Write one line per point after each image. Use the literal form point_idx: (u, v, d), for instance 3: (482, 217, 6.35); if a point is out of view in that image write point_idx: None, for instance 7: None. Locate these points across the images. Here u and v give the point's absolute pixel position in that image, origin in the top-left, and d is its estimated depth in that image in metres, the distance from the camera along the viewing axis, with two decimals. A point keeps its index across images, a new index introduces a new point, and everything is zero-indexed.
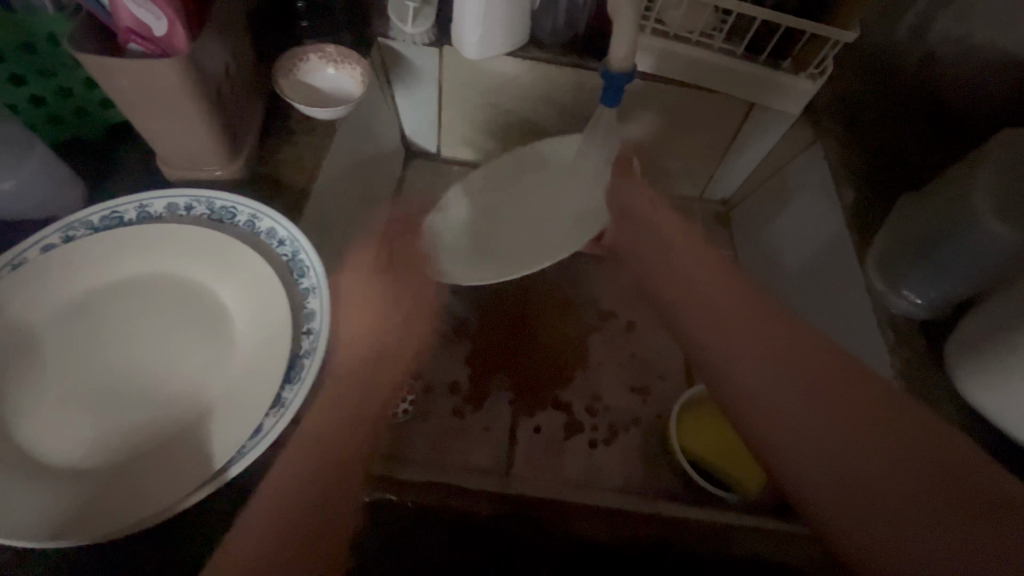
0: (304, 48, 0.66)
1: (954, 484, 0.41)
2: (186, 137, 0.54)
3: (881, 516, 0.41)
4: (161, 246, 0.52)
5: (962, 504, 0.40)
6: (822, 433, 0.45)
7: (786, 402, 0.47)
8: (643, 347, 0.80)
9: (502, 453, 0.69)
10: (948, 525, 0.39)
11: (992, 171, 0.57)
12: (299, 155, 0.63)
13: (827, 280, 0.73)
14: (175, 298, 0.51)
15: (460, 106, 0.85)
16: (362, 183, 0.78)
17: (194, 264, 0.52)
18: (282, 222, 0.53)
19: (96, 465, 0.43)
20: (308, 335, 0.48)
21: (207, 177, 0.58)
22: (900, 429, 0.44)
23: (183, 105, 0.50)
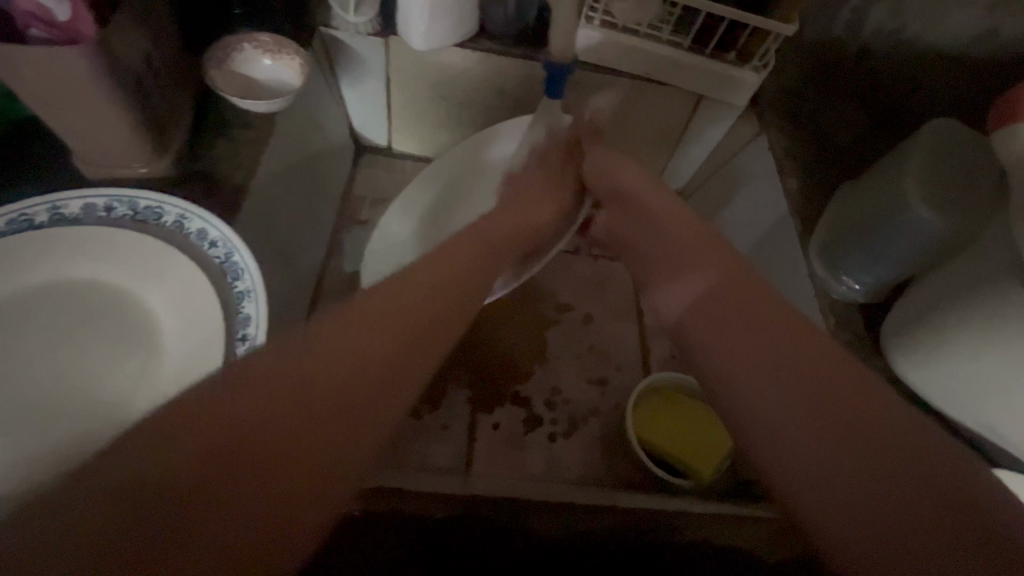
0: (237, 37, 0.62)
1: (945, 483, 0.36)
2: (103, 131, 0.50)
3: (860, 513, 0.37)
4: (80, 253, 0.49)
5: (953, 506, 0.35)
6: (801, 424, 0.42)
7: (764, 391, 0.45)
8: (601, 339, 0.80)
9: (461, 451, 0.68)
10: (937, 528, 0.35)
11: (922, 159, 0.60)
12: (235, 150, 0.60)
13: (776, 266, 0.75)
14: (98, 308, 0.48)
15: (411, 99, 0.83)
16: (309, 179, 0.75)
17: (117, 270, 0.49)
18: (213, 221, 0.49)
19: (15, 491, 0.41)
20: (243, 342, 0.45)
21: (133, 175, 0.54)
22: (887, 423, 0.40)
23: (97, 98, 0.46)
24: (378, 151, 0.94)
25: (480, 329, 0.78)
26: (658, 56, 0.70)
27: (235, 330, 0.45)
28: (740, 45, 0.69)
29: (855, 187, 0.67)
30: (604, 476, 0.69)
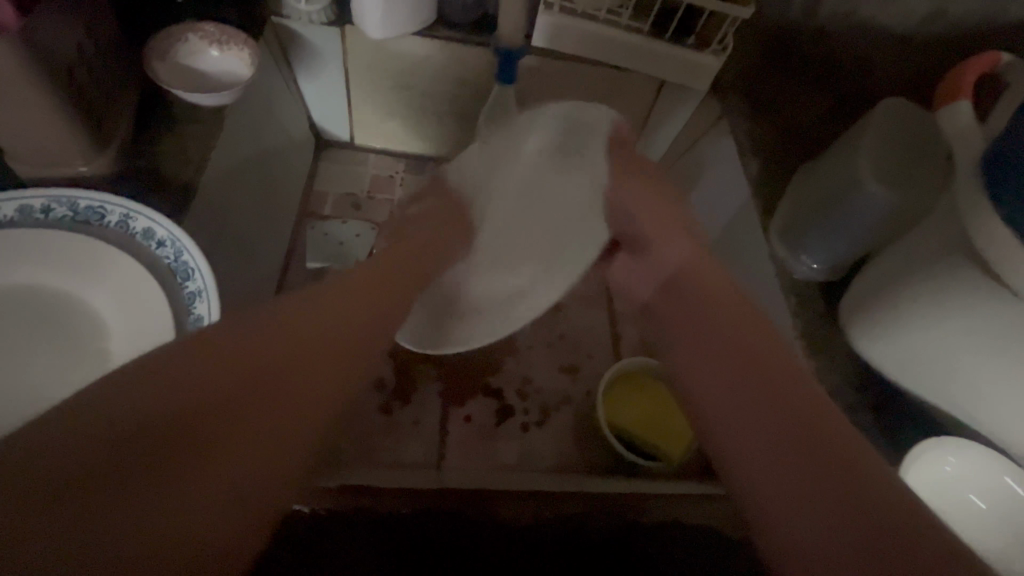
0: (182, 28, 0.60)
1: (866, 508, 0.37)
2: (37, 129, 0.47)
3: (779, 513, 0.40)
4: (18, 257, 0.46)
5: (871, 527, 0.36)
6: (752, 433, 0.46)
7: (733, 404, 0.49)
8: (572, 327, 0.80)
9: (433, 444, 0.68)
10: (842, 535, 0.37)
11: (874, 137, 0.61)
12: (184, 146, 0.57)
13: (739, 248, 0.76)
14: (37, 313, 0.46)
15: (370, 90, 0.81)
16: (267, 175, 0.73)
17: (58, 274, 0.47)
18: (158, 220, 0.47)
19: None
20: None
21: (72, 174, 0.52)
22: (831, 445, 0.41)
23: (25, 92, 0.44)
24: (341, 145, 0.91)
25: None
26: (618, 41, 0.70)
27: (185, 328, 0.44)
28: (698, 30, 0.69)
29: (812, 168, 0.68)
30: (577, 463, 0.69)
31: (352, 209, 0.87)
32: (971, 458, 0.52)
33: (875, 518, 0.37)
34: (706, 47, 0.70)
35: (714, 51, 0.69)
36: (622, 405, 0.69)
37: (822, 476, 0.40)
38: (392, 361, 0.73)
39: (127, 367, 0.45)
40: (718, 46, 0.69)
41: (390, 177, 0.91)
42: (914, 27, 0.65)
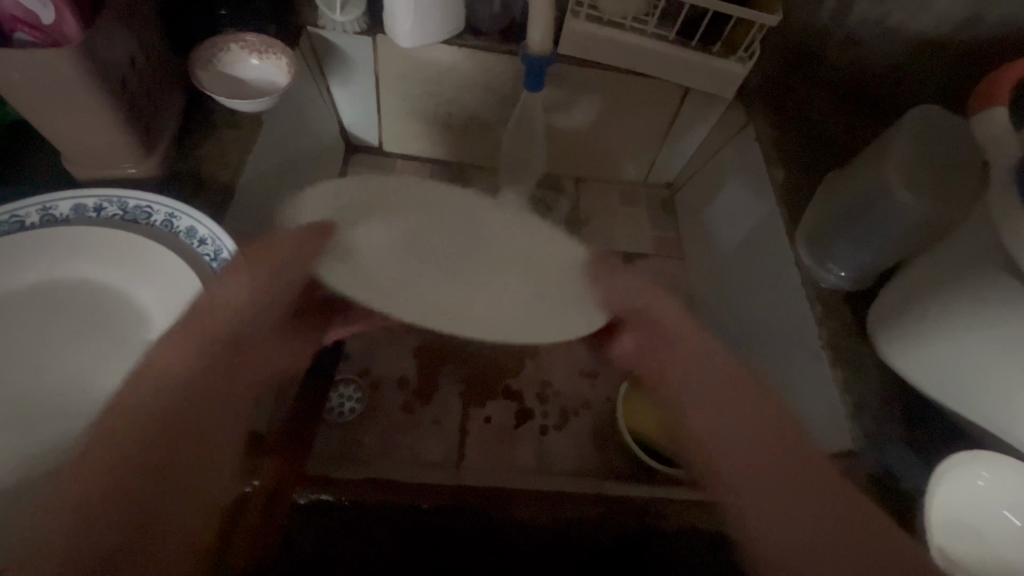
0: (224, 37, 0.63)
1: (863, 528, 0.46)
2: (91, 133, 0.50)
3: (793, 532, 0.48)
4: (69, 254, 0.49)
5: (865, 544, 0.46)
6: (758, 460, 0.52)
7: (732, 434, 0.55)
8: (593, 332, 0.81)
9: (454, 444, 0.69)
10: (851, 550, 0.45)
11: (905, 146, 0.60)
12: (223, 150, 0.60)
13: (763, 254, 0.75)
14: (86, 305, 0.49)
15: (399, 97, 0.83)
16: (299, 179, 0.75)
17: (105, 269, 0.49)
18: (202, 220, 0.49)
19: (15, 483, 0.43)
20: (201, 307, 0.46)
21: (121, 176, 0.55)
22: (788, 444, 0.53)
23: (83, 99, 0.47)
24: (370, 151, 0.94)
25: None
26: (643, 49, 0.71)
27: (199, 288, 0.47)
28: (725, 37, 0.69)
29: (841, 175, 0.67)
30: (596, 468, 0.69)
31: None
32: (1005, 475, 0.50)
33: (866, 533, 0.46)
34: (733, 55, 0.70)
35: (740, 58, 0.70)
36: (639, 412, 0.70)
37: (835, 505, 0.48)
38: (415, 361, 0.74)
39: None
40: (745, 54, 0.70)
41: (416, 181, 0.93)
42: (948, 32, 0.64)
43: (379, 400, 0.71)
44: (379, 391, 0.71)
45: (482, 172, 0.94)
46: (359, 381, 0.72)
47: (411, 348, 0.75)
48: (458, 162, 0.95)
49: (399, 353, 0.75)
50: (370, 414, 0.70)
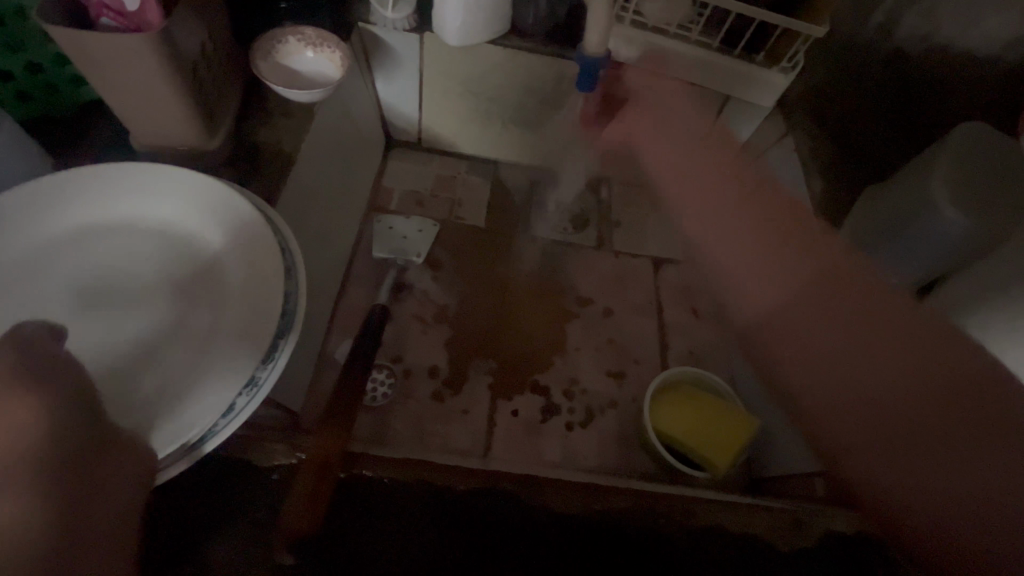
0: (283, 30, 0.65)
1: (966, 391, 0.47)
2: (160, 114, 0.53)
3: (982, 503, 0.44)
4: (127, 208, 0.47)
5: (944, 395, 0.48)
6: (903, 408, 0.49)
7: (878, 392, 0.51)
8: (621, 332, 0.82)
9: (480, 435, 0.70)
10: (987, 442, 0.45)
11: (949, 162, 0.59)
12: (278, 138, 0.63)
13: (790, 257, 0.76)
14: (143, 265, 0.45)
15: (441, 95, 0.85)
16: (343, 168, 0.77)
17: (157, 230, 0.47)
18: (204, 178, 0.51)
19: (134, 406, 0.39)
20: (265, 364, 0.40)
21: (183, 154, 0.57)
22: (971, 396, 0.47)
23: (154, 79, 0.49)
24: (409, 145, 0.96)
25: (499, 319, 0.80)
26: (687, 56, 0.72)
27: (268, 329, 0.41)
28: (768, 47, 0.70)
29: (881, 189, 0.68)
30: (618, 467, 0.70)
31: (415, 206, 0.90)
32: None
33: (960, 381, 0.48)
34: (775, 65, 0.71)
35: (782, 69, 0.71)
36: (671, 412, 0.69)
37: (972, 418, 0.46)
38: (446, 351, 0.76)
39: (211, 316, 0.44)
40: (787, 65, 0.71)
41: (453, 177, 0.94)
42: None
43: (410, 388, 0.72)
44: (411, 378, 0.73)
45: (517, 171, 0.96)
46: (392, 367, 0.74)
47: (443, 339, 0.77)
48: (494, 160, 0.97)
49: (430, 344, 0.76)
50: (401, 401, 0.71)
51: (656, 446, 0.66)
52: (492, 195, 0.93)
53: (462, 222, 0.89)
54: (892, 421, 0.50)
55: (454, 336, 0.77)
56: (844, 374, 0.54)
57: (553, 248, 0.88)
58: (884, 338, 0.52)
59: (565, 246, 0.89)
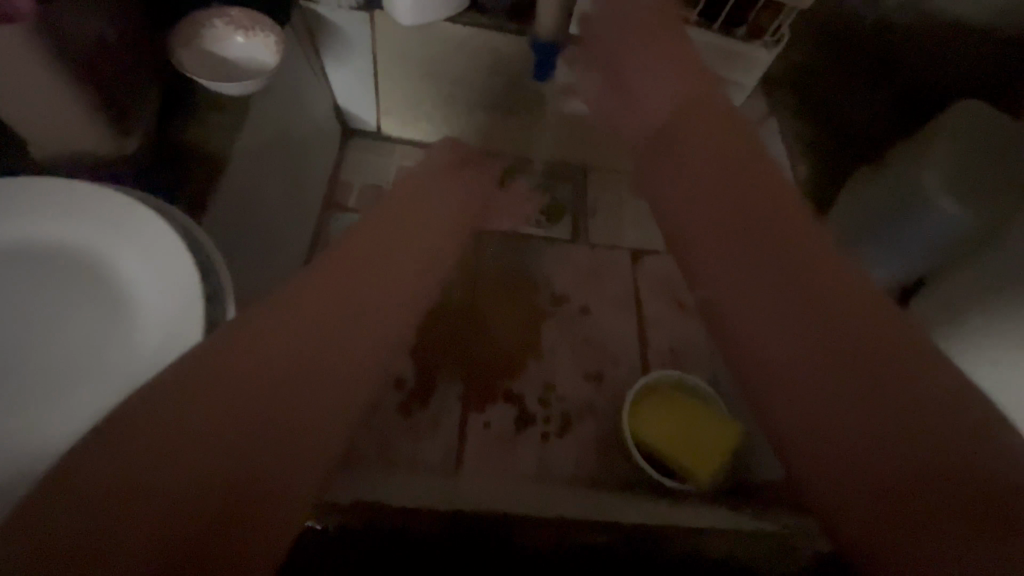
0: (207, 13, 0.58)
1: (922, 408, 0.35)
2: (55, 119, 0.45)
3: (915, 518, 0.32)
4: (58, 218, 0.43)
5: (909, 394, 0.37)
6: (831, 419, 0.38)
7: (807, 384, 0.41)
8: (599, 331, 0.78)
9: (450, 450, 0.67)
10: (919, 477, 0.34)
11: (946, 146, 0.55)
12: (208, 135, 0.55)
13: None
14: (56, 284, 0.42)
15: (398, 78, 0.78)
16: (291, 163, 0.70)
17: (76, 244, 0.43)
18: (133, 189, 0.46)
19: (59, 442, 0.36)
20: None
21: (90, 156, 0.49)
22: (939, 421, 0.34)
23: (37, 76, 0.41)
24: (368, 134, 0.89)
25: (469, 322, 0.75)
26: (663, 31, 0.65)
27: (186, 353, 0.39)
28: (751, 19, 0.66)
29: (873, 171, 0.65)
30: (598, 476, 0.67)
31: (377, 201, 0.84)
32: None
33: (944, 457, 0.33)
34: (757, 39, 0.68)
35: (766, 43, 0.68)
36: (657, 421, 0.65)
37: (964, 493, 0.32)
38: (412, 360, 0.71)
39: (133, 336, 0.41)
40: (771, 38, 0.67)
41: (417, 168, 0.88)
42: None
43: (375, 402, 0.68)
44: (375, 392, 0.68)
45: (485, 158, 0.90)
46: None
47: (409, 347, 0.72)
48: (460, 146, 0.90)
49: None
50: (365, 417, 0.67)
51: (642, 460, 0.62)
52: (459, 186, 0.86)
53: None
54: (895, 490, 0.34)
55: (421, 343, 0.73)
56: (795, 359, 0.42)
57: (526, 242, 0.83)
58: (898, 416, 0.36)
59: (539, 239, 0.84)
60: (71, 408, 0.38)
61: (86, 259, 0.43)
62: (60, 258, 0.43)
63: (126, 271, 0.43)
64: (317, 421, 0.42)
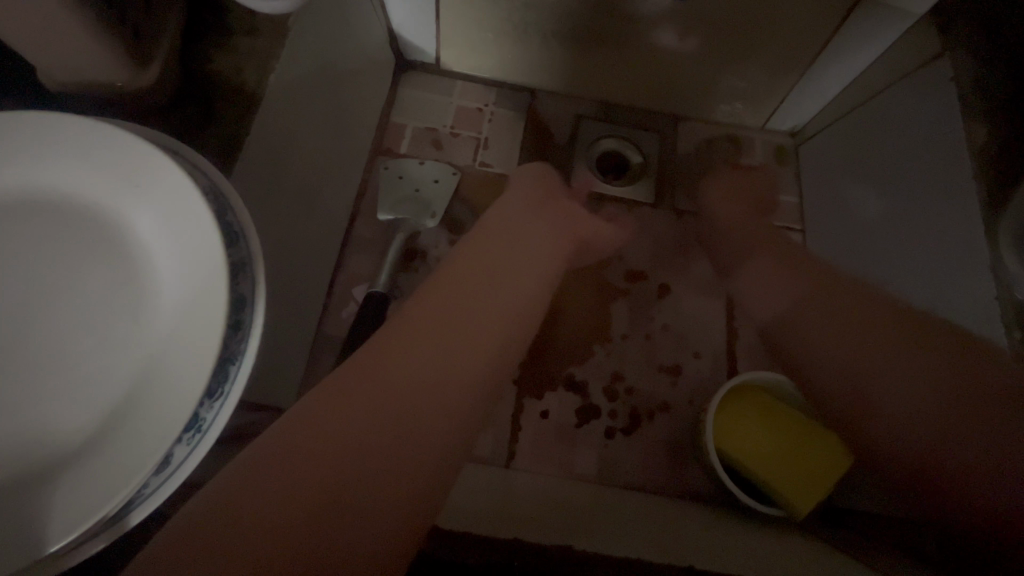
0: None
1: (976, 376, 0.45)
2: (66, 49, 0.37)
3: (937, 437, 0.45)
4: (66, 170, 0.34)
5: (992, 384, 0.44)
6: (943, 411, 0.45)
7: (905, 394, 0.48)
8: (678, 316, 0.69)
9: (503, 439, 0.62)
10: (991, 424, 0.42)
11: None
12: (240, 65, 0.46)
13: (907, 235, 0.60)
14: (56, 246, 0.34)
15: (464, 4, 0.66)
16: (335, 107, 0.60)
17: (83, 197, 0.34)
18: (164, 138, 0.38)
19: (50, 451, 0.30)
20: (212, 401, 0.32)
21: (112, 89, 0.42)
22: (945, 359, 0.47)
23: (47, 6, 0.34)
24: (426, 69, 0.77)
25: None
26: None
27: (203, 347, 0.30)
28: None
29: None
30: (666, 484, 0.61)
31: (431, 148, 0.74)
32: None
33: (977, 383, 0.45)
34: None
35: None
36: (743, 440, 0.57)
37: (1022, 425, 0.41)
38: None
39: (138, 314, 0.33)
40: None
41: (478, 110, 0.77)
42: None
43: None
44: None
45: (559, 104, 0.78)
46: None
47: None
48: (529, 88, 0.78)
49: None
50: None
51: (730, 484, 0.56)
52: (527, 136, 0.76)
53: (486, 170, 0.74)
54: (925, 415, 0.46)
55: None
56: (918, 381, 0.47)
57: (605, 206, 0.74)
58: (995, 410, 0.43)
59: (617, 202, 0.74)
60: (66, 407, 0.31)
61: (93, 217, 0.34)
62: (69, 210, 0.34)
63: (143, 233, 0.34)
64: (412, 435, 0.39)
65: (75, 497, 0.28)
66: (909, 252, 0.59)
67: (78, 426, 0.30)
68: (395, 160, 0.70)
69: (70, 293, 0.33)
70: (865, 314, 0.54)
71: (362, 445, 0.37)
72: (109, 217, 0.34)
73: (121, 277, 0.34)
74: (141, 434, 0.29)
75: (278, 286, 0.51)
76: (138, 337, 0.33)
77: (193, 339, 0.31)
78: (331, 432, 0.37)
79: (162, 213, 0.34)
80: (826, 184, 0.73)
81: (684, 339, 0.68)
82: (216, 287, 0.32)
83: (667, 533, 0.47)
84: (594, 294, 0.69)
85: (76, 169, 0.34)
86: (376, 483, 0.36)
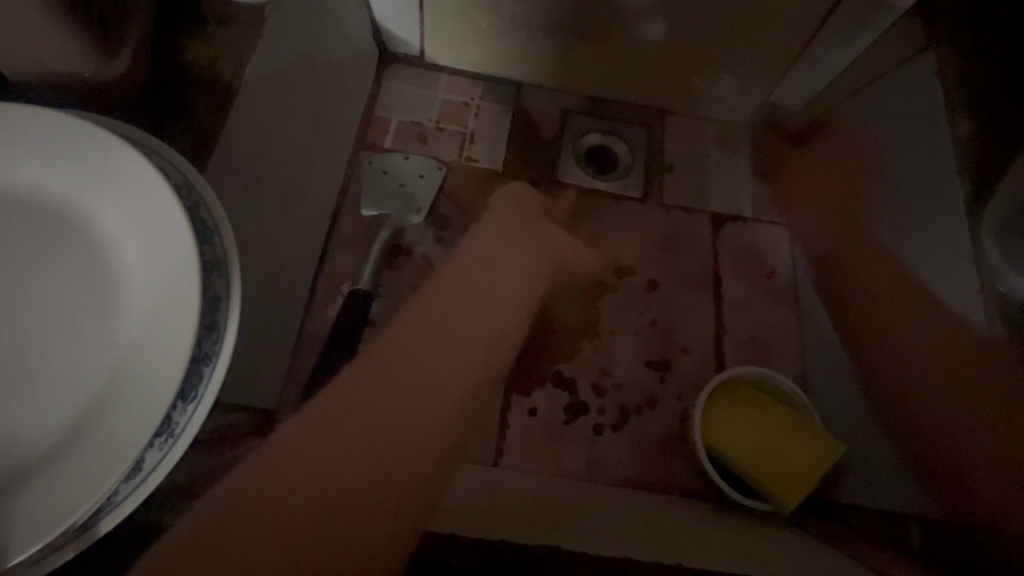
0: None
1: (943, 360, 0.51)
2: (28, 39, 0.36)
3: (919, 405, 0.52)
4: (31, 164, 0.32)
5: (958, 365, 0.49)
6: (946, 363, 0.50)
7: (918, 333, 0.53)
8: (667, 312, 0.69)
9: (490, 438, 0.61)
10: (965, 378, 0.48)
11: None
12: (215, 55, 0.45)
13: (893, 226, 0.59)
14: (19, 245, 0.32)
15: None
16: (317, 99, 0.59)
17: (46, 194, 0.33)
18: (134, 131, 0.36)
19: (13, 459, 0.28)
20: (185, 404, 0.31)
21: (77, 80, 0.39)
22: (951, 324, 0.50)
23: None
24: (410, 62, 0.76)
25: None
26: None
27: (174, 349, 0.29)
28: None
29: None
30: (654, 480, 0.61)
31: (416, 142, 0.73)
32: None
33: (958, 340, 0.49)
34: None
35: None
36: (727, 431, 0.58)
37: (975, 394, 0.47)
38: None
39: (106, 316, 0.32)
40: None
41: (464, 104, 0.75)
42: None
43: None
44: None
45: (546, 98, 0.77)
46: None
47: None
48: (516, 82, 0.77)
49: None
50: None
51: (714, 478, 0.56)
52: (514, 132, 0.75)
53: (472, 165, 0.73)
54: (945, 386, 0.50)
55: None
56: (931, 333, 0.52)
57: (592, 200, 0.73)
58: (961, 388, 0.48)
59: (605, 197, 0.74)
60: (29, 414, 0.29)
61: (57, 214, 0.33)
62: (33, 207, 0.33)
63: (111, 230, 0.33)
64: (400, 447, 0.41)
65: (39, 507, 0.27)
66: (895, 245, 0.59)
67: (43, 432, 0.29)
68: (379, 155, 0.69)
69: (34, 296, 0.32)
70: (878, 278, 0.60)
71: (337, 471, 0.37)
72: (77, 213, 0.33)
73: (88, 278, 0.32)
74: (109, 440, 0.28)
75: (257, 283, 0.50)
76: (106, 340, 0.31)
77: (165, 341, 0.30)
78: (300, 462, 0.37)
79: (132, 210, 0.32)
80: (811, 179, 0.73)
81: (673, 333, 0.68)
82: (187, 288, 0.31)
83: (655, 530, 0.46)
84: (582, 289, 0.69)
85: (41, 164, 0.32)
86: (349, 509, 0.36)
